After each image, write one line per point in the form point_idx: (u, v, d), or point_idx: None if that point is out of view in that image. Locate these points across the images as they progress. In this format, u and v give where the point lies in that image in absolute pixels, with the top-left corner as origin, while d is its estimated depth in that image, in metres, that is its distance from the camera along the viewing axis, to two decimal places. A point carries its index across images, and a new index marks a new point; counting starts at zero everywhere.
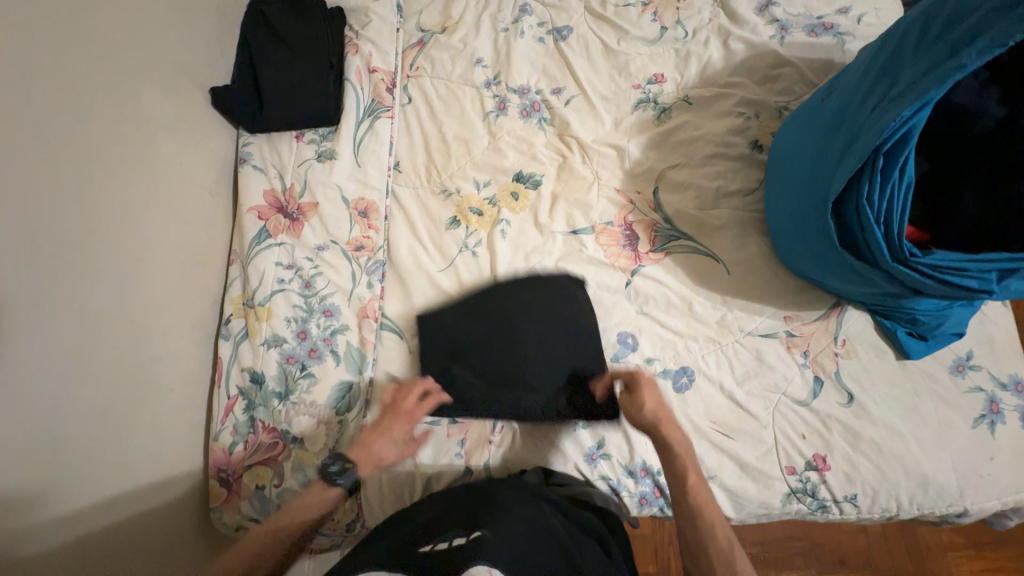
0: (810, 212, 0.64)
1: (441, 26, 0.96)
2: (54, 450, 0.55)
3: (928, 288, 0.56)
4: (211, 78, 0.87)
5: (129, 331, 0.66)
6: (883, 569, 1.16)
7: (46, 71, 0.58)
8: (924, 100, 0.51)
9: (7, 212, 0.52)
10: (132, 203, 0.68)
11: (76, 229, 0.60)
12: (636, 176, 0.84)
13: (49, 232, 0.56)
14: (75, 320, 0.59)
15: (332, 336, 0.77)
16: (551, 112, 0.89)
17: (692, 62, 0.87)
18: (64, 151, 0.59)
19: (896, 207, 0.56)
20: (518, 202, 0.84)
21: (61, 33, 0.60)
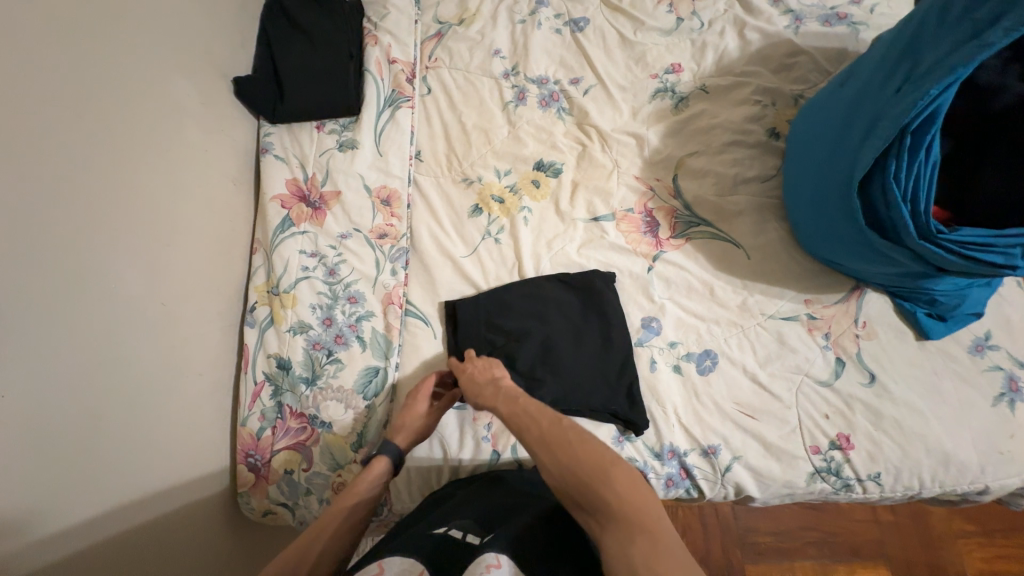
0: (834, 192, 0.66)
1: (459, 18, 0.97)
2: (88, 429, 0.55)
3: (953, 264, 0.58)
4: (233, 68, 0.87)
5: (156, 314, 0.66)
6: (895, 558, 1.17)
7: (73, 53, 0.58)
8: (950, 79, 0.52)
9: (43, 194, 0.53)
10: (157, 188, 0.69)
11: (103, 210, 0.60)
12: (656, 164, 0.85)
13: (78, 212, 0.57)
14: (104, 300, 0.59)
15: (358, 322, 0.77)
16: (569, 101, 0.90)
17: (709, 51, 0.88)
18: (91, 134, 0.59)
19: (922, 186, 0.58)
20: (539, 190, 0.85)
21: (85, 15, 0.60)
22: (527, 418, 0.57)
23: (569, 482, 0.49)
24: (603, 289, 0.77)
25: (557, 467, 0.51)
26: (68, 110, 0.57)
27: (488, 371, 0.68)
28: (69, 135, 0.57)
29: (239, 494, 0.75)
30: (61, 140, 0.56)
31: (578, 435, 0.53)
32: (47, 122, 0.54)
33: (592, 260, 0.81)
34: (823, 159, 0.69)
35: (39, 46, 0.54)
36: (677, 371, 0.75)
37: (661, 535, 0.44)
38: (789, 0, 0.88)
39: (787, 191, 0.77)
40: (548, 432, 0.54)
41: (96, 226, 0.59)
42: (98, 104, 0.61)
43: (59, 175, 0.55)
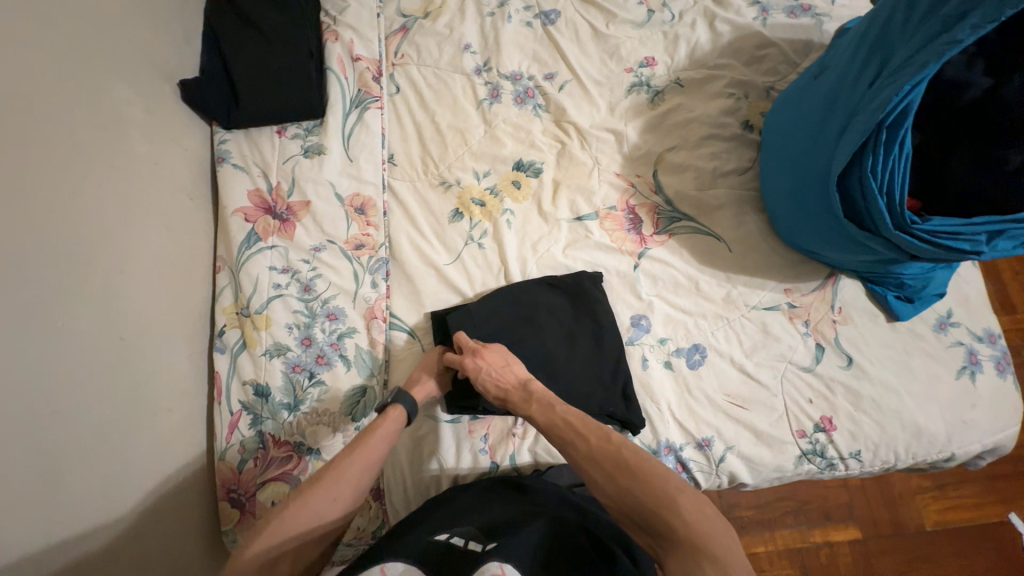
0: (814, 185, 0.68)
1: (424, 11, 0.92)
2: (50, 485, 0.49)
3: (925, 252, 0.61)
4: (179, 70, 0.79)
5: (116, 348, 0.60)
6: (862, 518, 1.25)
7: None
8: (921, 75, 0.54)
9: None
10: (104, 208, 0.62)
11: (44, 238, 0.53)
12: (636, 160, 0.84)
13: (17, 243, 0.50)
14: (57, 340, 0.52)
15: (340, 340, 0.73)
16: (545, 98, 0.88)
17: (682, 44, 0.88)
18: (24, 151, 0.52)
19: (898, 178, 0.60)
20: (521, 191, 0.82)
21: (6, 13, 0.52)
22: (573, 432, 0.59)
23: (631, 505, 0.52)
24: (592, 289, 0.77)
25: (615, 490, 0.53)
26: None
27: (507, 370, 0.67)
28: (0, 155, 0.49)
29: (223, 531, 0.70)
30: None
31: (635, 458, 0.54)
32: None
33: (578, 261, 0.80)
34: (801, 153, 0.70)
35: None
36: (668, 367, 0.76)
37: (733, 567, 0.46)
38: None
39: (766, 182, 0.79)
40: (597, 449, 0.56)
41: (38, 257, 0.52)
42: (29, 116, 0.53)
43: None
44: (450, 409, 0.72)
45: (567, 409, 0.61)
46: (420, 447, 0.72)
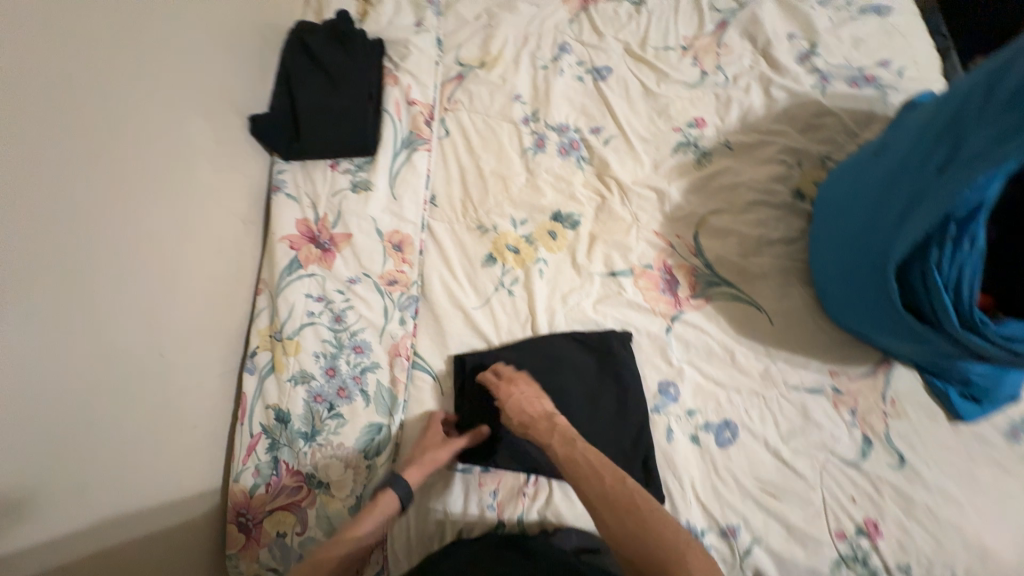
0: (869, 269, 0.64)
1: (481, 61, 0.97)
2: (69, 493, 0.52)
3: (997, 356, 0.55)
4: (251, 105, 0.86)
5: (153, 363, 0.63)
6: None
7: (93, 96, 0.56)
8: (999, 170, 0.50)
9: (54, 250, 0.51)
10: (163, 230, 0.66)
11: (106, 258, 0.57)
12: (676, 219, 0.82)
13: (79, 263, 0.54)
14: (104, 353, 0.56)
15: (362, 374, 0.74)
16: (589, 150, 0.89)
17: (733, 107, 0.87)
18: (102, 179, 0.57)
19: (967, 273, 0.55)
20: (556, 241, 0.82)
21: (106, 55, 0.58)
22: (587, 469, 0.56)
23: (633, 552, 0.48)
24: (619, 350, 0.74)
25: (619, 532, 0.50)
26: (79, 155, 0.54)
27: (537, 402, 0.66)
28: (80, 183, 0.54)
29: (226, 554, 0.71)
30: (72, 188, 0.53)
31: (649, 506, 0.52)
32: (61, 170, 0.52)
33: (609, 317, 0.78)
34: (856, 233, 0.67)
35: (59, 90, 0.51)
36: (695, 442, 0.71)
37: None
38: (816, 60, 0.88)
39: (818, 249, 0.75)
40: (609, 488, 0.54)
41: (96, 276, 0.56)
42: (111, 146, 0.58)
43: (62, 224, 0.52)
44: (462, 458, 0.71)
45: (586, 448, 0.59)
46: (428, 493, 0.70)
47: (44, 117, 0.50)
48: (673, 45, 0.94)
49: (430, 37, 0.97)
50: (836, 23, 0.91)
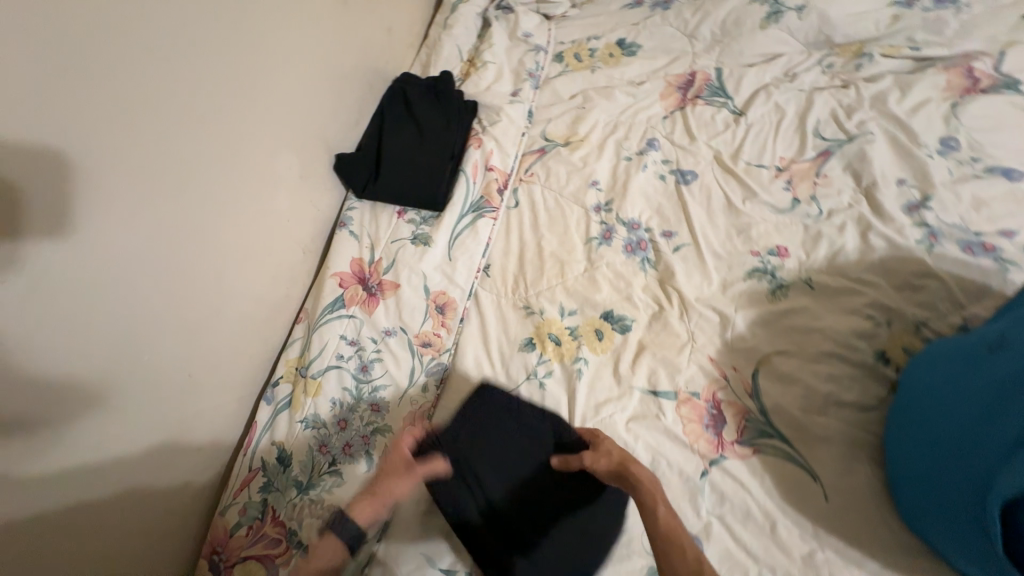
0: (969, 495, 0.54)
1: (566, 139, 0.97)
2: (58, 506, 0.52)
3: None
4: (341, 143, 0.91)
5: (177, 382, 0.64)
6: None
7: (177, 128, 0.60)
8: None
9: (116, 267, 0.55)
10: (222, 254, 0.69)
11: (155, 277, 0.59)
12: (736, 351, 0.76)
13: (127, 280, 0.56)
14: (132, 368, 0.58)
15: (372, 435, 0.72)
16: (656, 254, 0.85)
17: (822, 244, 0.81)
18: (171, 203, 0.60)
19: None
20: (601, 342, 0.78)
21: (203, 91, 0.62)
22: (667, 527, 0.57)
23: None
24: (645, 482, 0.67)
25: None
26: (151, 180, 0.57)
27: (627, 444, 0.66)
28: (148, 207, 0.57)
29: None
30: (137, 210, 0.56)
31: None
32: (134, 196, 0.55)
33: (640, 441, 0.71)
34: (958, 441, 0.57)
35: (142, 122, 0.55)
36: None
37: None
38: (926, 214, 0.80)
39: (912, 424, 0.63)
40: (689, 556, 0.54)
41: (142, 293, 0.58)
42: (187, 174, 0.62)
43: (116, 245, 0.54)
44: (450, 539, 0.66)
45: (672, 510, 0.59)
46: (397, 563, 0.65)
47: (127, 148, 0.54)
48: (767, 164, 0.90)
49: (523, 108, 0.99)
50: (958, 178, 0.83)
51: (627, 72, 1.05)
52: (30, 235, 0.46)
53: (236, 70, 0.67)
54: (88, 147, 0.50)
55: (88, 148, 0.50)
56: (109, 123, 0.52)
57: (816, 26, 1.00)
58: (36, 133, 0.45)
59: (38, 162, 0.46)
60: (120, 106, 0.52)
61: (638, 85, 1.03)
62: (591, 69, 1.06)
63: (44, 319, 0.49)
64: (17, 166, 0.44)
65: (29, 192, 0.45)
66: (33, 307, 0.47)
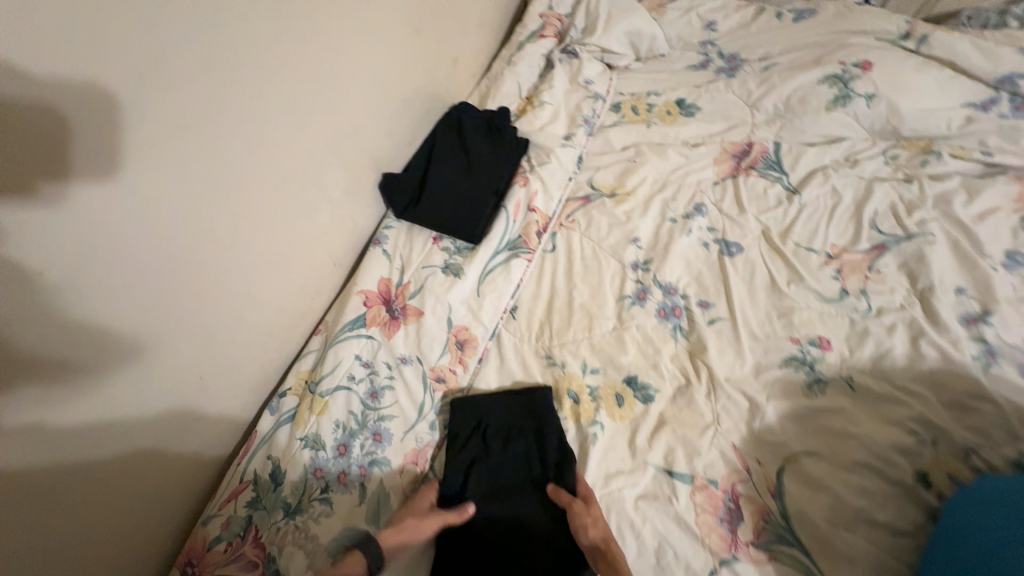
0: None
1: (612, 190, 0.96)
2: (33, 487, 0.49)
3: None
4: (390, 162, 0.91)
5: (178, 376, 0.62)
6: None
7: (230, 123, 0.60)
8: None
9: (151, 264, 0.55)
10: (250, 252, 0.68)
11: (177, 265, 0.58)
12: (762, 442, 0.71)
13: (156, 274, 0.56)
14: (145, 363, 0.58)
15: (369, 467, 0.69)
16: (690, 323, 0.82)
17: (868, 343, 0.76)
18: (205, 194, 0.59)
19: None
20: (621, 409, 0.74)
21: (268, 101, 0.64)
22: None
23: None
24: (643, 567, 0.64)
25: None
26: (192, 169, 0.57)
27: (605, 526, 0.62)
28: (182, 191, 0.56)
29: None
30: (181, 213, 0.57)
31: None
32: (180, 197, 0.56)
33: (647, 523, 0.66)
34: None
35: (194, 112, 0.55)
36: None
37: None
38: (986, 329, 0.75)
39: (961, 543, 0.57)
40: None
41: (160, 279, 0.57)
42: (228, 166, 0.61)
43: (152, 238, 0.54)
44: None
45: None
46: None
47: (185, 152, 0.55)
48: (817, 248, 0.87)
49: (574, 153, 0.98)
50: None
51: (683, 132, 1.04)
52: (76, 226, 0.47)
53: (302, 80, 0.68)
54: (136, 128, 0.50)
55: (142, 136, 0.51)
56: (174, 127, 0.54)
57: (884, 115, 0.98)
58: (90, 107, 0.45)
59: (83, 134, 0.45)
60: (187, 112, 0.54)
61: (691, 147, 1.02)
62: (647, 124, 1.06)
63: (68, 306, 0.48)
64: (70, 154, 0.45)
65: (67, 163, 0.45)
66: (63, 295, 0.47)
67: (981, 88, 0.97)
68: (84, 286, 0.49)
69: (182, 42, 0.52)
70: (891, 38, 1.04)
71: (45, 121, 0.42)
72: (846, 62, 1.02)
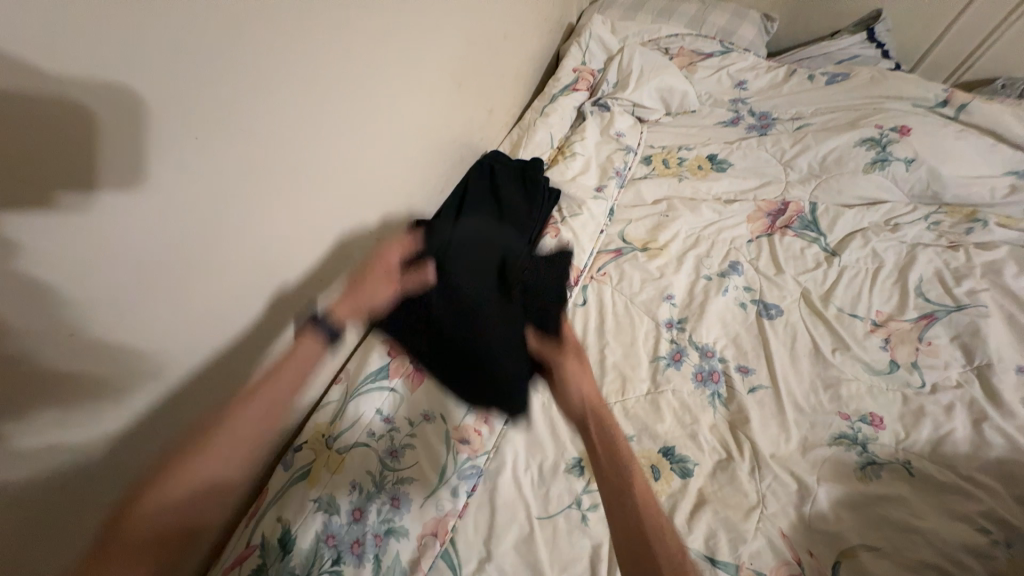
0: None
1: (644, 244, 0.94)
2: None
3: None
4: (421, 207, 0.91)
5: (176, 413, 0.57)
6: None
7: (277, 149, 0.56)
8: None
9: (170, 303, 0.51)
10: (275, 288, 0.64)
11: (197, 290, 0.53)
12: (813, 531, 0.65)
13: (173, 315, 0.52)
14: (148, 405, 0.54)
15: (386, 536, 0.64)
16: (729, 390, 0.77)
17: (925, 423, 0.71)
18: (239, 217, 0.55)
19: None
20: (657, 483, 0.68)
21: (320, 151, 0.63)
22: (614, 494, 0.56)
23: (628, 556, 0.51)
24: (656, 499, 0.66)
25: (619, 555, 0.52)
26: (229, 195, 0.53)
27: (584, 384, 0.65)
28: (216, 221, 0.52)
29: None
30: (209, 255, 0.53)
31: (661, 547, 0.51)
32: (214, 238, 0.53)
33: None
34: None
35: (244, 135, 0.51)
36: None
37: None
38: None
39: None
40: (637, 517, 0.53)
41: (173, 303, 0.51)
42: (268, 203, 0.58)
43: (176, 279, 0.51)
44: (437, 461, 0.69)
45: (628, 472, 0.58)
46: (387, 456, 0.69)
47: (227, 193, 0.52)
48: (862, 314, 0.83)
49: (605, 204, 0.97)
50: None
51: (715, 187, 1.03)
52: (100, 266, 0.43)
53: (356, 126, 0.67)
54: (180, 148, 0.46)
55: (185, 175, 0.47)
56: (222, 166, 0.50)
57: (923, 180, 0.96)
58: (137, 122, 0.41)
59: (124, 148, 0.41)
60: (237, 153, 0.52)
61: (723, 203, 1.00)
62: (679, 178, 1.05)
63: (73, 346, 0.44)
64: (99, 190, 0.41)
65: (100, 199, 0.41)
66: (69, 335, 0.43)
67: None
68: (89, 308, 0.44)
69: (245, 88, 0.50)
70: (926, 105, 1.04)
71: (83, 139, 0.38)
72: (882, 126, 1.01)
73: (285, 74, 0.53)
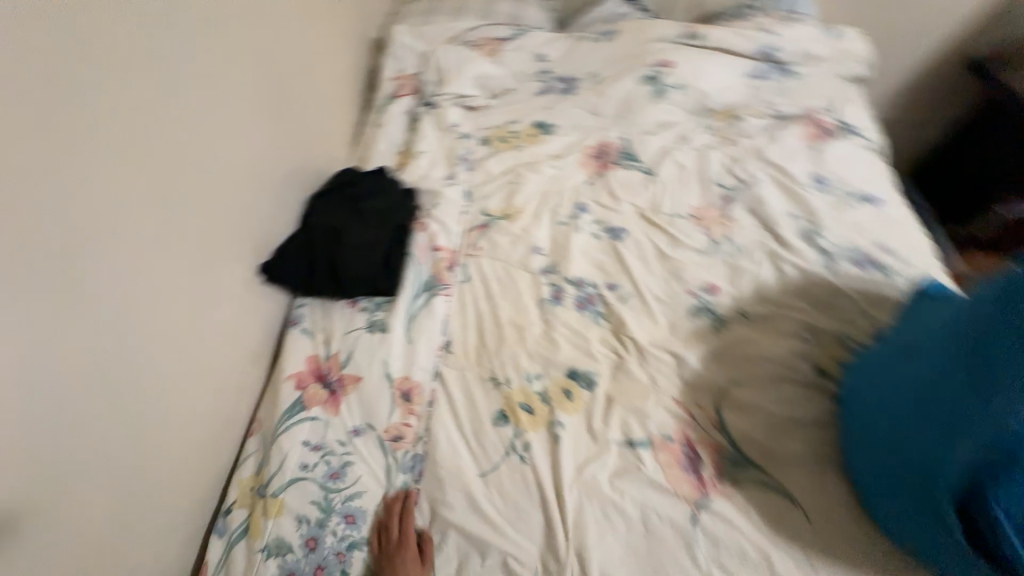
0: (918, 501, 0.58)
1: (504, 213, 1.04)
2: None
3: None
4: (273, 239, 0.88)
5: (70, 535, 0.52)
6: None
7: (92, 221, 0.52)
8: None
9: (19, 423, 0.46)
10: (144, 366, 0.60)
11: (51, 392, 0.49)
12: (695, 388, 0.80)
13: (30, 433, 0.47)
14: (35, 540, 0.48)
15: (347, 550, 0.67)
16: (606, 307, 0.90)
17: (745, 277, 0.91)
18: (71, 301, 0.51)
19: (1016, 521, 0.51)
20: (572, 402, 0.79)
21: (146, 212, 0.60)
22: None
23: None
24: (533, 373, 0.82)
25: None
26: (63, 291, 0.50)
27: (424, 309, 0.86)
28: (47, 317, 0.48)
29: None
30: (51, 355, 0.49)
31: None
32: (51, 336, 0.49)
33: (627, 497, 0.70)
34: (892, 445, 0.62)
35: (40, 214, 0.47)
36: None
37: None
38: (822, 239, 0.93)
39: (842, 430, 0.73)
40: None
41: (24, 420, 0.46)
42: (103, 281, 0.54)
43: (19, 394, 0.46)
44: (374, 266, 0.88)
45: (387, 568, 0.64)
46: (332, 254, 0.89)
47: (47, 285, 0.48)
48: (683, 213, 1.02)
49: (460, 189, 1.06)
50: (837, 204, 0.98)
51: (548, 147, 1.17)
52: None
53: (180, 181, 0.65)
54: None
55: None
56: (33, 259, 0.47)
57: (695, 99, 1.20)
58: None
59: None
60: (46, 241, 0.48)
61: (558, 158, 1.15)
62: (517, 148, 1.17)
63: None
64: None
65: None
66: None
67: (754, 63, 1.22)
68: None
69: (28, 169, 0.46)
70: (678, 40, 1.24)
71: None
72: (651, 63, 1.22)
73: (69, 144, 0.50)
